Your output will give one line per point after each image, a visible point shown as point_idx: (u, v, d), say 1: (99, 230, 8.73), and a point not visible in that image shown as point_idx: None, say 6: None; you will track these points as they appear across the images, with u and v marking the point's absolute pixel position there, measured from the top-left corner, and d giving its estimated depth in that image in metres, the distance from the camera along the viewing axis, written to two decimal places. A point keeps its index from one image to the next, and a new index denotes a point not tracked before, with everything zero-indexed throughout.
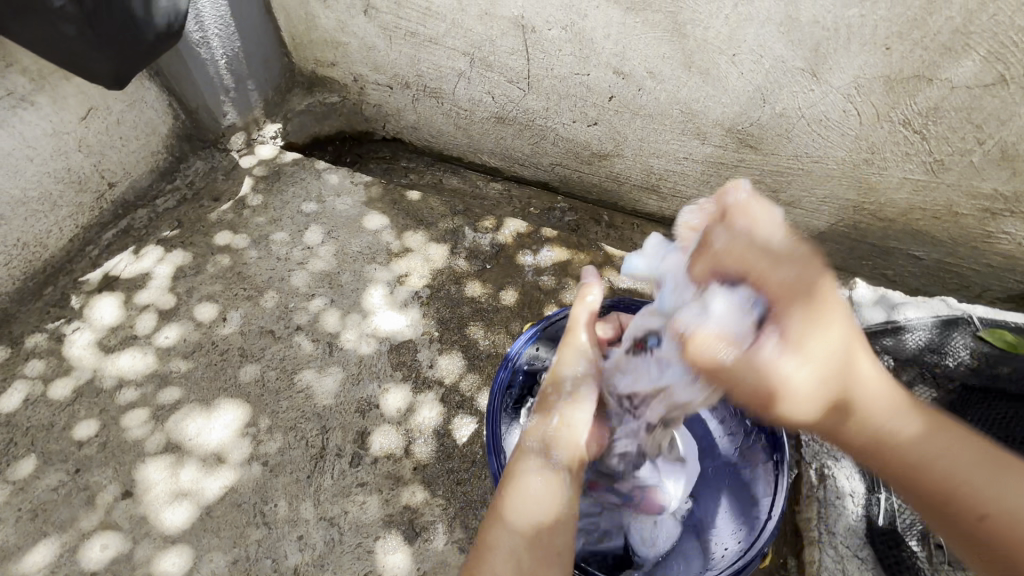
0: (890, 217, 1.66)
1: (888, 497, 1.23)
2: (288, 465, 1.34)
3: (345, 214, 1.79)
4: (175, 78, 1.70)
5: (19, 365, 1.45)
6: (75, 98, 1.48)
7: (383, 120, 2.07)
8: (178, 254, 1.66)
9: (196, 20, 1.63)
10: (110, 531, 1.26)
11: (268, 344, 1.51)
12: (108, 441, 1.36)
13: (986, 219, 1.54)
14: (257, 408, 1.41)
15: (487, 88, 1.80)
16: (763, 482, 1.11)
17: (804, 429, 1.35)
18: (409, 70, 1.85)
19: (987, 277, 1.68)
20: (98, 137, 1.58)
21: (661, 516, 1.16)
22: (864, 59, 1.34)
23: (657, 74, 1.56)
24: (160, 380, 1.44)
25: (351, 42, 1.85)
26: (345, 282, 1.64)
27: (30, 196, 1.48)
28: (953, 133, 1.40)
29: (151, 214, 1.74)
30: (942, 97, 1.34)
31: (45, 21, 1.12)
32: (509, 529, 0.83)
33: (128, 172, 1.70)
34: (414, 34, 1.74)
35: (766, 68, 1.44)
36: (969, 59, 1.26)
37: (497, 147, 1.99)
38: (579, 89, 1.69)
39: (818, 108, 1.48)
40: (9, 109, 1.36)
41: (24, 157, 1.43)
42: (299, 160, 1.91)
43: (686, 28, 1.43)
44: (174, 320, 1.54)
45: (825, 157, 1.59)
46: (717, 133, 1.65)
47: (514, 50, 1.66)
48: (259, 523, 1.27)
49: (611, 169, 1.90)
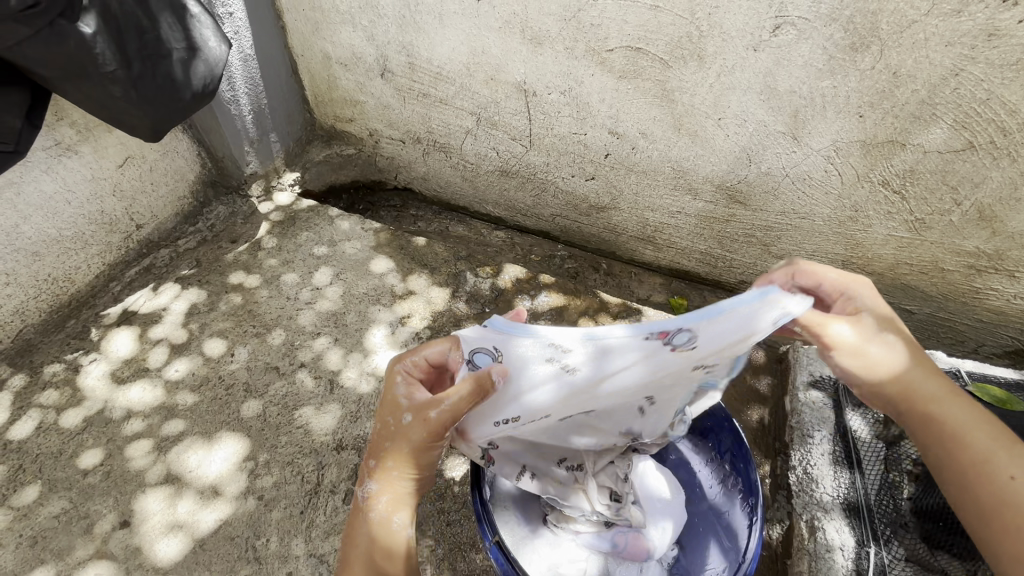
0: (878, 271, 1.71)
1: (878, 551, 1.23)
2: (282, 499, 1.37)
3: (354, 257, 1.88)
4: (206, 131, 1.86)
5: (36, 394, 1.52)
6: (115, 148, 1.63)
7: (394, 171, 2.20)
8: (194, 292, 1.75)
9: (230, 82, 1.79)
10: (104, 561, 1.28)
11: (273, 380, 1.57)
12: (112, 470, 1.40)
13: (972, 275, 1.58)
14: (256, 442, 1.45)
15: (493, 145, 1.93)
16: (741, 521, 1.15)
17: (794, 480, 1.39)
18: (420, 127, 2.00)
19: (980, 331, 1.71)
20: (132, 183, 1.72)
21: (648, 563, 1.17)
22: (840, 124, 1.42)
23: (650, 135, 1.67)
24: (166, 412, 1.50)
25: (367, 100, 2.01)
26: (350, 321, 1.71)
27: (64, 235, 1.60)
28: (931, 193, 1.46)
29: (172, 253, 1.85)
30: (917, 160, 1.41)
31: (97, 82, 1.25)
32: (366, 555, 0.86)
33: (155, 214, 1.83)
34: (426, 96, 1.89)
35: (749, 131, 1.54)
36: (938, 127, 1.33)
37: (501, 199, 2.10)
38: (577, 147, 1.80)
39: (801, 168, 1.56)
40: (56, 158, 1.50)
41: (63, 201, 1.56)
42: (314, 208, 2.04)
43: (674, 94, 1.54)
44: (185, 354, 1.61)
45: (811, 214, 1.66)
46: (708, 190, 1.74)
47: (517, 111, 1.79)
48: (250, 558, 1.29)
49: (609, 220, 1.99)
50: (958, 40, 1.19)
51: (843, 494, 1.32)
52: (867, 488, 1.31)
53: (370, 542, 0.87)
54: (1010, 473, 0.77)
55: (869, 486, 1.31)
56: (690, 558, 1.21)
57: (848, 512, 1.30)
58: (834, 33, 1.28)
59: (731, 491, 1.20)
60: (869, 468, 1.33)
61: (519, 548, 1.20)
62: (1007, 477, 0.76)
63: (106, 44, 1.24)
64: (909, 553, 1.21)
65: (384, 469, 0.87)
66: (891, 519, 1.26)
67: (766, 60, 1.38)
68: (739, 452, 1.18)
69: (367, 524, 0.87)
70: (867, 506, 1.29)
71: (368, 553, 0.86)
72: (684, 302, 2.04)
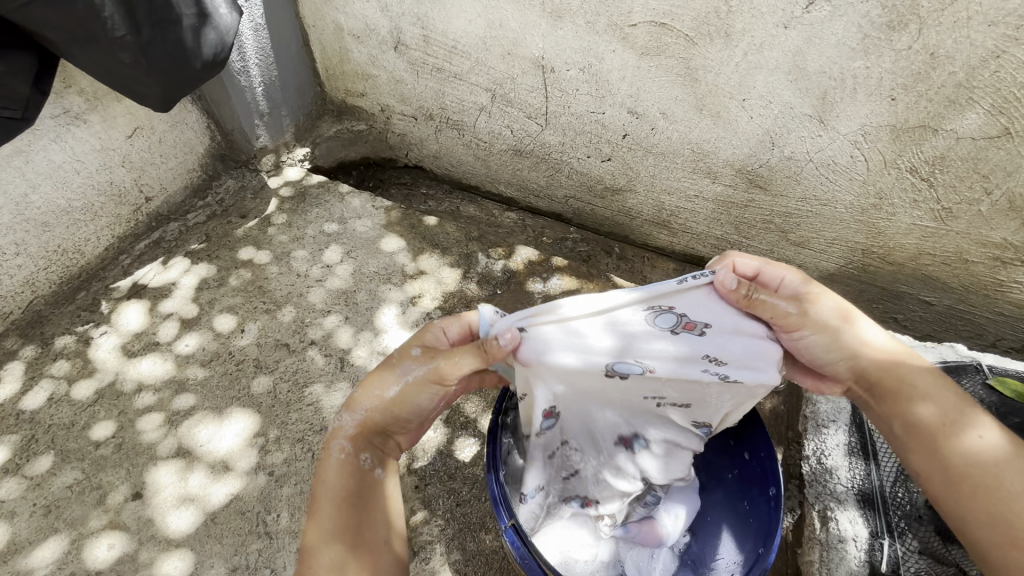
0: (899, 261, 1.67)
1: (891, 544, 1.21)
2: (292, 476, 1.37)
3: (365, 235, 1.86)
4: (216, 104, 1.83)
5: (47, 364, 1.52)
6: (123, 118, 1.60)
7: (406, 148, 2.16)
8: (204, 267, 1.74)
9: (240, 52, 1.74)
10: (117, 531, 1.29)
11: (283, 357, 1.56)
12: (124, 442, 1.41)
13: (997, 267, 1.54)
14: (267, 419, 1.45)
15: (507, 123, 1.88)
16: (760, 515, 1.12)
17: (808, 471, 1.39)
18: (433, 103, 1.95)
19: (1001, 325, 1.67)
20: (141, 155, 1.69)
21: (661, 548, 1.17)
22: (870, 108, 1.37)
23: (670, 115, 1.62)
24: (177, 386, 1.50)
25: (380, 75, 1.96)
26: (360, 300, 1.70)
27: (74, 207, 1.58)
28: (960, 182, 1.41)
29: (181, 227, 1.83)
30: (948, 147, 1.36)
31: (105, 47, 1.22)
32: (333, 495, 0.89)
33: (165, 187, 1.81)
34: (440, 70, 1.83)
35: (775, 113, 1.49)
36: (973, 112, 1.28)
37: (514, 178, 2.06)
38: (595, 126, 1.75)
39: (826, 153, 1.51)
40: (64, 126, 1.48)
41: (73, 170, 1.54)
42: (324, 183, 2.01)
43: (697, 73, 1.49)
44: (195, 329, 1.60)
45: (834, 201, 1.61)
46: (728, 173, 1.69)
47: (534, 89, 1.74)
48: (261, 533, 1.30)
49: (624, 204, 1.95)
50: (1003, 19, 1.14)
51: (857, 484, 1.31)
52: (882, 480, 1.28)
53: (341, 479, 0.91)
54: (978, 437, 0.87)
55: (884, 478, 1.28)
56: (701, 545, 1.21)
57: (862, 504, 1.29)
58: (871, 10, 1.22)
59: (749, 482, 1.18)
60: (886, 459, 1.30)
61: (532, 531, 1.17)
62: (976, 437, 0.86)
63: (114, 7, 1.19)
64: (923, 545, 1.18)
65: (366, 400, 0.96)
66: (906, 511, 1.23)
67: (797, 39, 1.32)
68: (762, 444, 1.16)
69: (335, 459, 0.92)
70: (882, 497, 1.27)
71: (338, 491, 0.89)
72: None
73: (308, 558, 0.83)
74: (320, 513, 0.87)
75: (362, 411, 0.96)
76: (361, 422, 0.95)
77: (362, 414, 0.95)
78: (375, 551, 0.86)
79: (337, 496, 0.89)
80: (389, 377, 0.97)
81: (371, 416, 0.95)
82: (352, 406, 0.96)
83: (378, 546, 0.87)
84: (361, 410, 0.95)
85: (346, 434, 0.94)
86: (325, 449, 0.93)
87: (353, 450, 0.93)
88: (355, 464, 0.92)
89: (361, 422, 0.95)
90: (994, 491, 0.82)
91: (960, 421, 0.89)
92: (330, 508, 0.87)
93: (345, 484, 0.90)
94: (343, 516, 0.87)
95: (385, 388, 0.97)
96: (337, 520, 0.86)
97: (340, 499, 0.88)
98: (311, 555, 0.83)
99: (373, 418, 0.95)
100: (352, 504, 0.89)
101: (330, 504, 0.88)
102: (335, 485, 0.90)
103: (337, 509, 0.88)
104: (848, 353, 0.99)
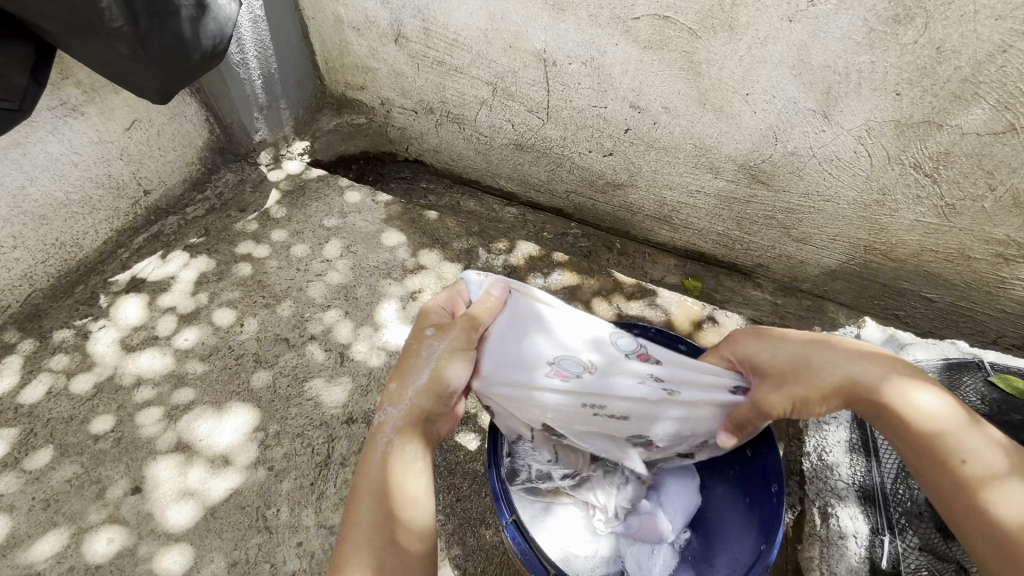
0: (901, 257, 1.66)
1: (892, 540, 1.21)
2: (292, 471, 1.37)
3: (365, 229, 1.85)
4: (214, 96, 1.81)
5: (46, 358, 1.52)
6: (121, 110, 1.59)
7: (406, 142, 2.15)
8: (203, 261, 1.73)
9: (239, 44, 1.73)
10: (116, 525, 1.29)
11: (282, 351, 1.55)
12: (123, 436, 1.40)
13: (999, 264, 1.54)
14: (267, 413, 1.45)
15: (508, 117, 1.87)
16: (761, 511, 1.13)
17: (809, 467, 1.39)
18: (434, 96, 1.93)
19: (1003, 322, 1.67)
20: (139, 148, 1.68)
21: (660, 545, 1.16)
22: (875, 103, 1.36)
23: (673, 110, 1.61)
24: (176, 381, 1.49)
25: (380, 68, 1.94)
26: (360, 295, 1.69)
27: (71, 199, 1.57)
28: (964, 178, 1.40)
29: (180, 220, 1.82)
30: (953, 143, 1.35)
31: (103, 38, 1.20)
32: (375, 493, 0.85)
33: (164, 181, 1.79)
34: (441, 63, 1.82)
35: (778, 108, 1.47)
36: (978, 108, 1.27)
37: (515, 173, 2.05)
38: (597, 120, 1.74)
39: (829, 148, 1.50)
40: (61, 118, 1.47)
41: (71, 163, 1.53)
42: (324, 177, 1.99)
43: (700, 67, 1.48)
44: (194, 323, 1.60)
45: (836, 197, 1.60)
46: (730, 168, 1.68)
47: (536, 82, 1.72)
48: (260, 527, 1.30)
49: (625, 199, 1.93)
50: (1011, 13, 1.12)
51: (858, 481, 1.31)
52: (882, 476, 1.28)
53: (383, 474, 0.87)
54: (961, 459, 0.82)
55: (885, 474, 1.28)
56: (702, 542, 1.20)
57: (863, 500, 1.29)
58: (877, 3, 1.21)
59: (751, 479, 1.18)
60: (886, 455, 1.29)
61: (534, 527, 1.17)
62: (961, 459, 0.81)
63: None
64: (923, 542, 1.18)
65: (403, 387, 0.94)
66: (906, 508, 1.22)
67: (802, 32, 1.31)
68: (763, 440, 1.15)
69: (377, 455, 0.88)
70: (882, 494, 1.26)
71: (380, 488, 0.86)
72: (698, 284, 2.00)
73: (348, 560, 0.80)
74: (360, 513, 0.84)
75: (401, 401, 0.93)
76: (402, 414, 0.92)
77: (402, 403, 0.93)
78: (418, 547, 0.83)
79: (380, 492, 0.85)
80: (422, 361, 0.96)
81: (410, 403, 0.93)
82: (389, 398, 0.94)
83: (419, 544, 0.84)
84: (400, 401, 0.93)
85: (387, 425, 0.91)
86: (369, 443, 0.91)
87: (395, 440, 0.90)
88: (399, 457, 0.89)
89: (401, 413, 0.92)
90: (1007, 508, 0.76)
91: (960, 430, 0.84)
92: (370, 503, 0.84)
93: (387, 481, 0.87)
94: (384, 514, 0.84)
95: (417, 373, 0.95)
96: (378, 518, 0.83)
97: (384, 495, 0.85)
98: (349, 550, 0.81)
99: (416, 406, 0.93)
100: (396, 501, 0.85)
101: (371, 501, 0.85)
102: (376, 481, 0.86)
103: (385, 507, 0.84)
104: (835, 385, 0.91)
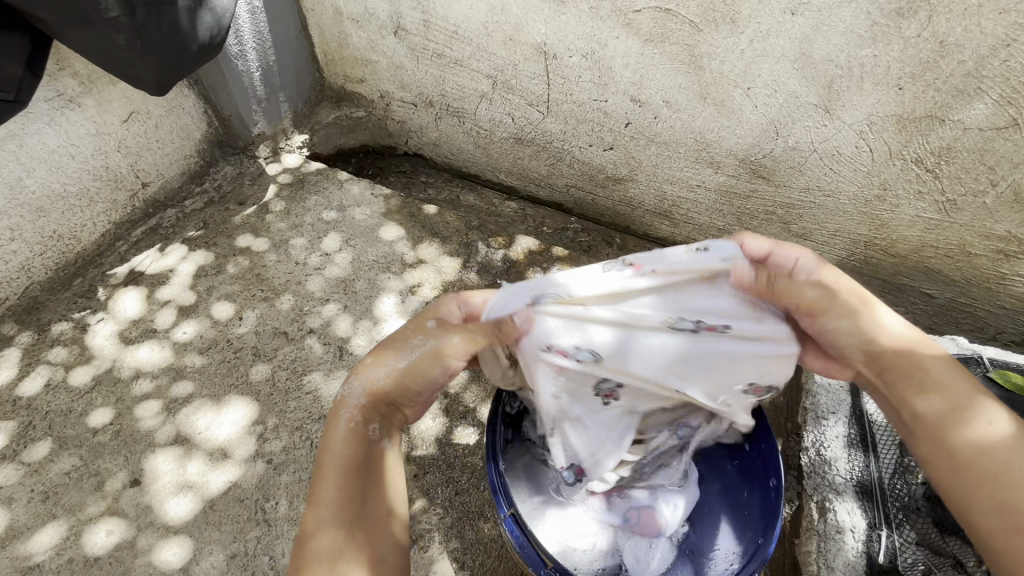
0: (902, 253, 1.65)
1: (889, 535, 1.21)
2: (291, 464, 1.37)
3: (364, 223, 1.84)
4: (212, 88, 1.80)
5: (44, 351, 1.51)
6: (119, 102, 1.58)
7: (405, 136, 2.13)
8: (201, 254, 1.72)
9: (237, 35, 1.72)
10: (115, 517, 1.29)
11: (281, 345, 1.55)
12: (122, 429, 1.40)
13: (1000, 260, 1.53)
14: (266, 407, 1.45)
15: (508, 110, 1.86)
16: (757, 506, 1.14)
17: (807, 462, 1.38)
18: (434, 89, 1.92)
19: (1003, 318, 1.67)
20: (137, 140, 1.67)
21: (659, 539, 1.16)
22: (876, 98, 1.35)
23: (674, 103, 1.60)
24: (174, 374, 1.49)
25: (379, 60, 1.93)
26: (359, 289, 1.68)
27: (69, 191, 1.56)
28: (965, 173, 1.40)
29: (178, 213, 1.81)
30: (955, 138, 1.34)
31: (99, 29, 1.19)
32: (337, 467, 0.88)
33: (162, 173, 1.78)
34: (441, 56, 1.81)
35: (780, 102, 1.46)
36: (981, 102, 1.26)
37: (515, 167, 2.04)
38: (597, 114, 1.73)
39: (830, 143, 1.49)
40: (58, 109, 1.46)
41: (68, 154, 1.52)
42: (323, 170, 1.98)
43: (701, 60, 1.47)
44: (193, 316, 1.59)
45: (837, 192, 1.60)
46: (731, 163, 1.67)
47: (536, 75, 1.71)
48: (259, 520, 1.30)
49: (626, 193, 1.93)
50: (1014, 7, 1.12)
51: (856, 476, 1.31)
52: (881, 472, 1.28)
53: (346, 449, 0.90)
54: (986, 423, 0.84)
55: (883, 470, 1.28)
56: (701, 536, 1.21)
57: (860, 495, 1.29)
58: None
59: (749, 474, 1.18)
60: (885, 451, 1.30)
61: (532, 522, 1.17)
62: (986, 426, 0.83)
63: None
64: (921, 537, 1.19)
65: (376, 369, 0.95)
66: (903, 503, 1.23)
67: (803, 26, 1.30)
68: (764, 436, 1.16)
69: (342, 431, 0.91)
70: (881, 489, 1.27)
71: (343, 460, 0.89)
72: None
73: (309, 531, 0.83)
74: (321, 484, 0.86)
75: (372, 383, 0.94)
76: (370, 393, 0.94)
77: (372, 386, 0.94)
78: (377, 525, 0.86)
79: (344, 467, 0.88)
80: (399, 349, 0.96)
81: (381, 386, 0.94)
82: (360, 376, 0.95)
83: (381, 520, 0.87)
84: (369, 381, 0.94)
85: (356, 405, 0.93)
86: (334, 417, 0.93)
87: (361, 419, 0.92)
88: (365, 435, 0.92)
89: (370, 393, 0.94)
90: (1005, 479, 0.79)
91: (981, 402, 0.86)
92: (334, 479, 0.87)
93: (352, 457, 0.89)
94: (347, 489, 0.86)
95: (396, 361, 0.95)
96: (342, 492, 0.86)
97: (348, 472, 0.88)
98: (310, 523, 0.84)
99: (386, 390, 0.94)
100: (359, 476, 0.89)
101: (334, 476, 0.87)
102: (340, 458, 0.89)
103: (345, 483, 0.87)
104: (864, 333, 0.94)
